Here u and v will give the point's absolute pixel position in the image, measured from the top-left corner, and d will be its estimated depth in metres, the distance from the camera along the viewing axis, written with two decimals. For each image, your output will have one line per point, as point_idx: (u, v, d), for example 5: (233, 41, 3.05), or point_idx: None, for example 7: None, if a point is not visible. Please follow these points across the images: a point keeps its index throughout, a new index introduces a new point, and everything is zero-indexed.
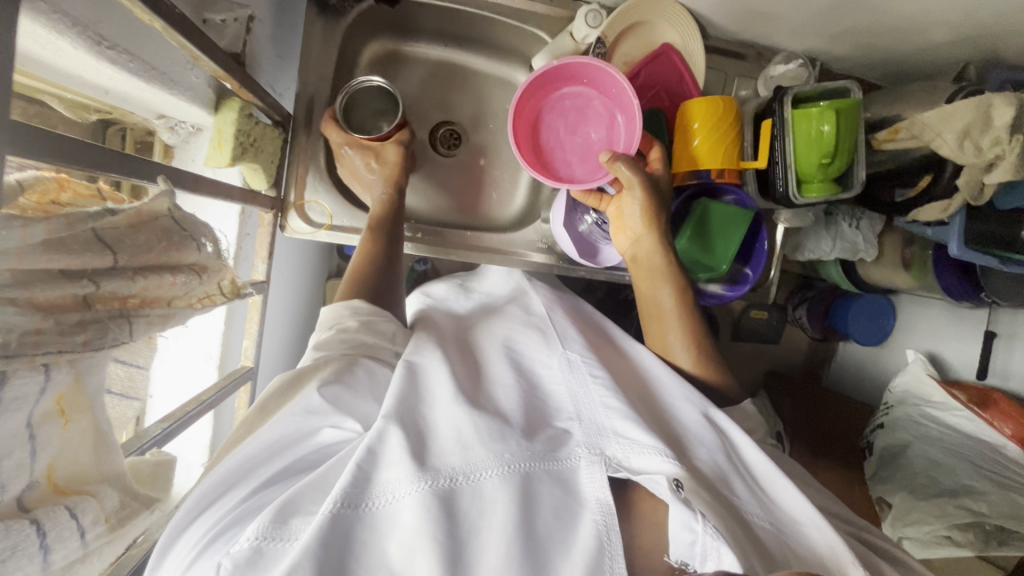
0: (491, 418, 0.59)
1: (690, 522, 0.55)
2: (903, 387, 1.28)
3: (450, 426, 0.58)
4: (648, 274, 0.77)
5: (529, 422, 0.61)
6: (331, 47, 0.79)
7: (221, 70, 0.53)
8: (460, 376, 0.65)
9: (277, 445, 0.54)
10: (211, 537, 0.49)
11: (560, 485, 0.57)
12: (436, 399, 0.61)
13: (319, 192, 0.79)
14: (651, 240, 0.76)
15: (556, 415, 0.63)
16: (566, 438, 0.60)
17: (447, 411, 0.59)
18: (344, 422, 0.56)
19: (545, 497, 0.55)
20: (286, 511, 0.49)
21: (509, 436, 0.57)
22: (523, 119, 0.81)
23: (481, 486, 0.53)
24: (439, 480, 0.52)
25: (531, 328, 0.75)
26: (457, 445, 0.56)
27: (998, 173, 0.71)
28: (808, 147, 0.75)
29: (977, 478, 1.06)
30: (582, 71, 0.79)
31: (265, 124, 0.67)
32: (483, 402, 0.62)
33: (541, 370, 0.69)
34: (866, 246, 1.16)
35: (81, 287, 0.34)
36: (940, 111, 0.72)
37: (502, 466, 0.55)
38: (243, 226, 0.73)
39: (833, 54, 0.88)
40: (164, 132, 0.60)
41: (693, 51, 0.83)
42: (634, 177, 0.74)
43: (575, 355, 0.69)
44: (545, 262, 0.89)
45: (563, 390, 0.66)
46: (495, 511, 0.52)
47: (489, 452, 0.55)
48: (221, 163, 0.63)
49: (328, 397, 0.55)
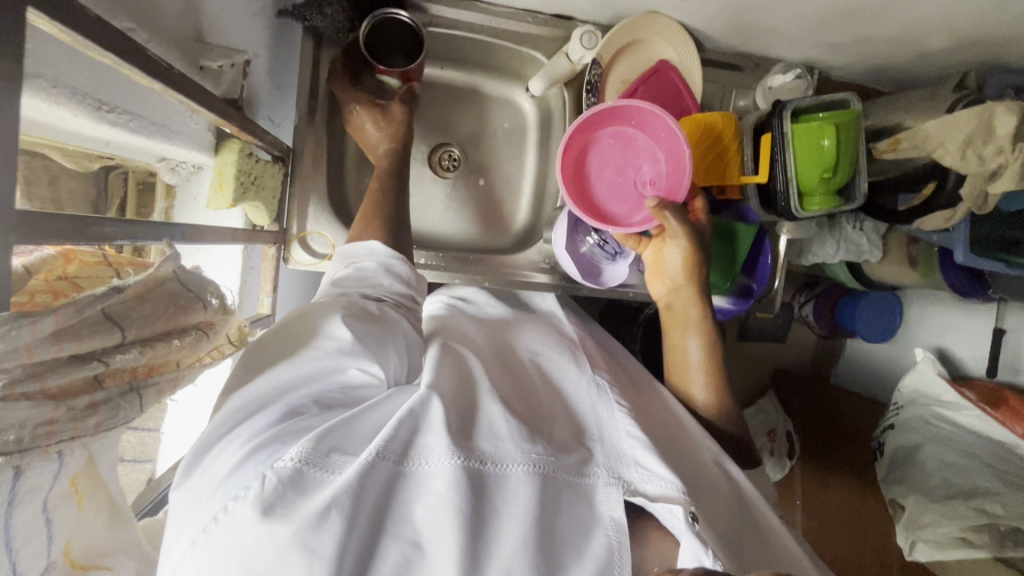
0: (524, 419, 0.58)
1: (699, 553, 0.54)
2: (912, 387, 1.27)
3: (486, 414, 0.56)
4: (679, 322, 0.77)
5: (556, 429, 0.60)
6: (327, 78, 0.79)
7: (219, 117, 0.53)
8: (492, 377, 0.65)
9: (306, 379, 0.51)
10: (249, 449, 0.45)
11: (579, 495, 0.54)
12: (477, 389, 0.60)
13: (321, 223, 0.79)
14: (689, 291, 0.77)
15: (584, 426, 0.62)
16: (591, 451, 0.58)
17: (486, 403, 0.58)
18: (372, 367, 0.54)
19: (565, 499, 0.53)
20: (325, 442, 0.46)
21: (538, 438, 0.56)
22: (572, 153, 0.78)
23: (507, 476, 0.51)
24: (472, 460, 0.50)
25: (562, 348, 0.75)
26: (493, 432, 0.54)
27: (1003, 181, 0.70)
28: (810, 161, 0.75)
29: (992, 479, 1.05)
30: (634, 113, 0.78)
31: (265, 161, 0.68)
32: (515, 403, 0.61)
33: (568, 385, 0.68)
34: (871, 247, 1.15)
35: (91, 369, 0.34)
36: (942, 121, 0.72)
37: (532, 457, 0.53)
38: (247, 261, 0.74)
39: (831, 62, 0.88)
40: (167, 173, 0.66)
41: (690, 67, 0.83)
42: (679, 229, 0.74)
43: (602, 380, 0.68)
44: (548, 282, 0.90)
45: (592, 403, 0.65)
46: (518, 500, 0.50)
47: (521, 445, 0.54)
48: (224, 205, 0.63)
49: (360, 340, 0.54)
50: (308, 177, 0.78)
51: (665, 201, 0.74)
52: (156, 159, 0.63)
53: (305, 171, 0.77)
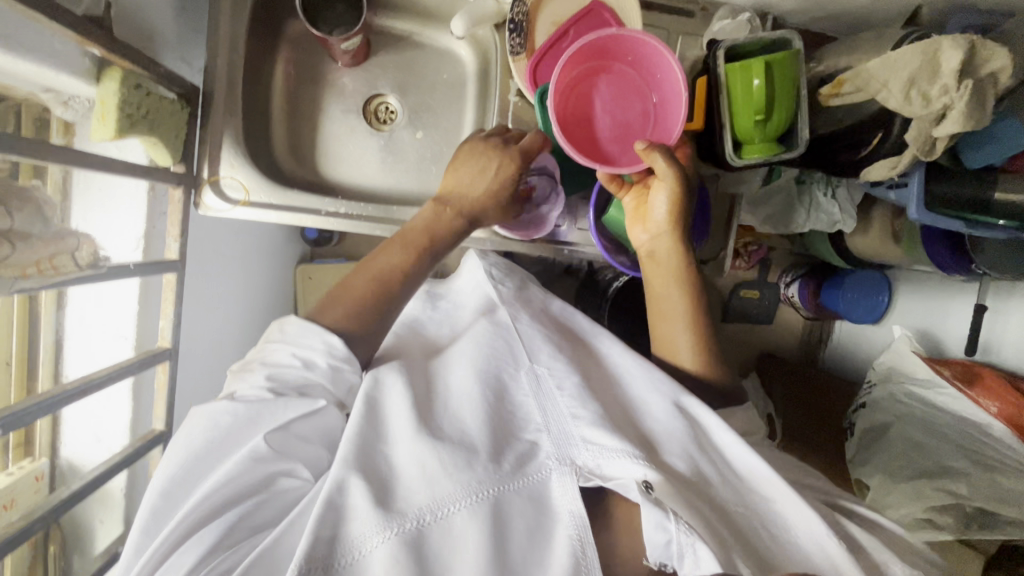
0: (456, 445, 0.59)
1: (661, 521, 0.53)
2: (888, 364, 1.21)
3: (411, 462, 0.58)
4: (662, 272, 0.75)
5: (495, 439, 0.61)
6: (243, 18, 0.76)
7: (75, 33, 0.51)
8: (421, 399, 0.65)
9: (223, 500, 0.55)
10: None
11: (533, 504, 0.57)
12: (396, 436, 0.61)
13: (236, 168, 0.76)
14: (671, 238, 0.74)
15: (523, 428, 0.64)
16: (535, 454, 0.61)
17: (406, 446, 0.59)
18: (297, 469, 0.59)
19: (518, 520, 0.56)
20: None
21: (474, 464, 0.57)
22: (563, 85, 0.71)
23: (450, 522, 0.54)
24: (404, 524, 0.53)
25: (496, 337, 0.72)
26: (423, 481, 0.56)
27: (949, 124, 0.64)
28: (743, 105, 0.70)
29: (957, 457, 0.99)
30: (633, 48, 0.71)
31: (161, 95, 0.65)
32: (445, 425, 0.62)
33: (510, 383, 0.68)
34: (843, 217, 1.07)
35: None
36: (886, 59, 0.66)
37: (469, 497, 0.55)
38: (154, 204, 0.72)
39: (783, 6, 0.82)
40: (58, 107, 0.63)
41: (626, 8, 0.77)
42: (668, 169, 0.69)
43: (540, 370, 0.68)
44: (481, 237, 0.85)
45: (533, 403, 0.65)
46: (467, 544, 0.53)
47: (455, 483, 0.56)
48: (108, 135, 0.61)
49: (275, 446, 0.57)
50: (220, 120, 0.76)
51: (655, 143, 0.70)
52: (41, 89, 0.60)
53: (216, 114, 0.75)
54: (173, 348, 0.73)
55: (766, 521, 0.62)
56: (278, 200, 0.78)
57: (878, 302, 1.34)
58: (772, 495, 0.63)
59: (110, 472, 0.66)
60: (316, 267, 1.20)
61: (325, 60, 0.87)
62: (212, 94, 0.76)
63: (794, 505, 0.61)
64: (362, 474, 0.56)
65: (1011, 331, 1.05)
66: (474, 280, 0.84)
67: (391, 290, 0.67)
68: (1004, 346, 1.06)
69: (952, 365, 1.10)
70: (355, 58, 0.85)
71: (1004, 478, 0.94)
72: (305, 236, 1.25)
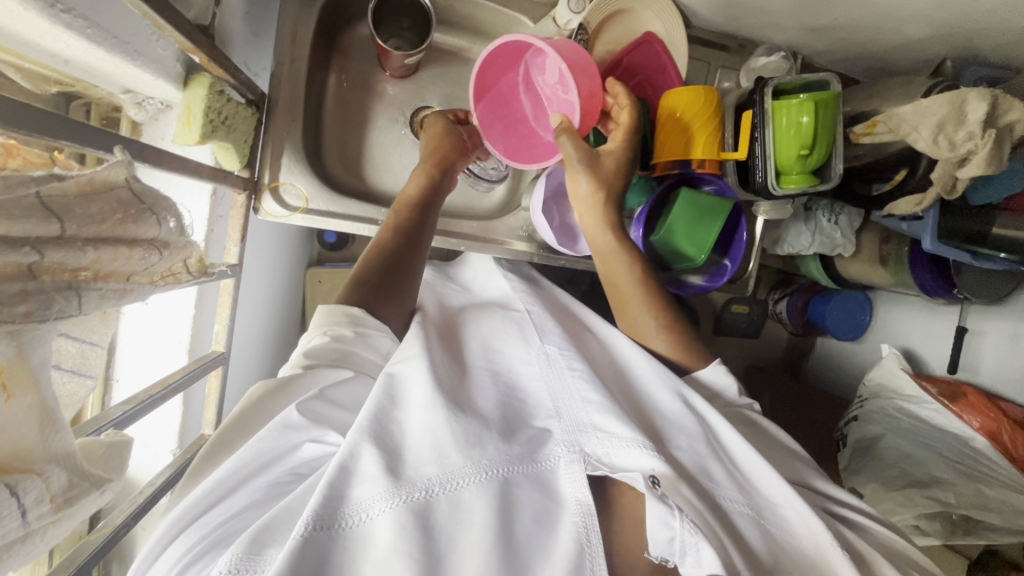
0: (470, 420, 0.54)
1: (666, 519, 0.49)
2: (877, 380, 1.17)
3: (423, 432, 0.52)
4: (604, 255, 0.75)
5: (506, 422, 0.57)
6: (307, 25, 0.77)
7: (188, 42, 0.51)
8: (440, 375, 0.60)
9: (257, 463, 0.50)
10: (183, 566, 0.45)
11: (539, 489, 0.52)
12: (412, 403, 0.55)
13: (295, 174, 0.78)
14: (601, 223, 0.74)
15: (535, 414, 0.59)
16: (546, 438, 0.56)
17: (422, 418, 0.54)
18: (326, 435, 0.53)
19: (524, 501, 0.51)
20: (261, 540, 0.43)
21: (486, 440, 0.53)
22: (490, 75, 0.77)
23: (459, 497, 0.48)
24: (413, 494, 0.47)
25: (511, 325, 0.72)
26: (434, 453, 0.50)
27: (971, 167, 0.71)
28: (789, 138, 0.75)
29: (946, 469, 0.97)
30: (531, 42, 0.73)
31: (237, 101, 0.66)
32: (461, 400, 0.58)
33: (519, 367, 0.65)
34: (844, 242, 1.04)
35: (23, 255, 0.31)
36: (918, 105, 0.72)
37: (480, 474, 0.50)
38: (215, 208, 0.70)
39: (814, 48, 0.89)
40: (132, 107, 0.61)
41: (676, 43, 0.83)
42: (576, 154, 0.70)
43: (554, 350, 0.66)
44: (526, 250, 0.87)
45: (544, 386, 0.62)
46: (474, 522, 0.47)
47: (467, 459, 0.50)
48: (191, 140, 0.62)
49: (310, 414, 0.52)
50: (282, 126, 0.77)
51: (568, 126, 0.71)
52: (121, 90, 0.58)
53: (278, 121, 0.77)
54: (227, 353, 0.71)
55: (769, 530, 0.56)
56: (335, 207, 0.80)
57: (859, 320, 1.29)
58: (778, 500, 0.58)
59: (172, 480, 0.62)
60: (328, 271, 1.07)
61: (374, 69, 0.87)
62: (275, 100, 0.76)
63: (799, 518, 0.57)
64: (376, 442, 0.50)
65: (986, 352, 1.07)
66: (490, 278, 0.89)
67: (405, 264, 0.70)
68: (979, 364, 1.09)
69: (939, 382, 1.10)
70: (408, 71, 0.85)
71: (985, 488, 0.93)
72: (323, 239, 1.11)
